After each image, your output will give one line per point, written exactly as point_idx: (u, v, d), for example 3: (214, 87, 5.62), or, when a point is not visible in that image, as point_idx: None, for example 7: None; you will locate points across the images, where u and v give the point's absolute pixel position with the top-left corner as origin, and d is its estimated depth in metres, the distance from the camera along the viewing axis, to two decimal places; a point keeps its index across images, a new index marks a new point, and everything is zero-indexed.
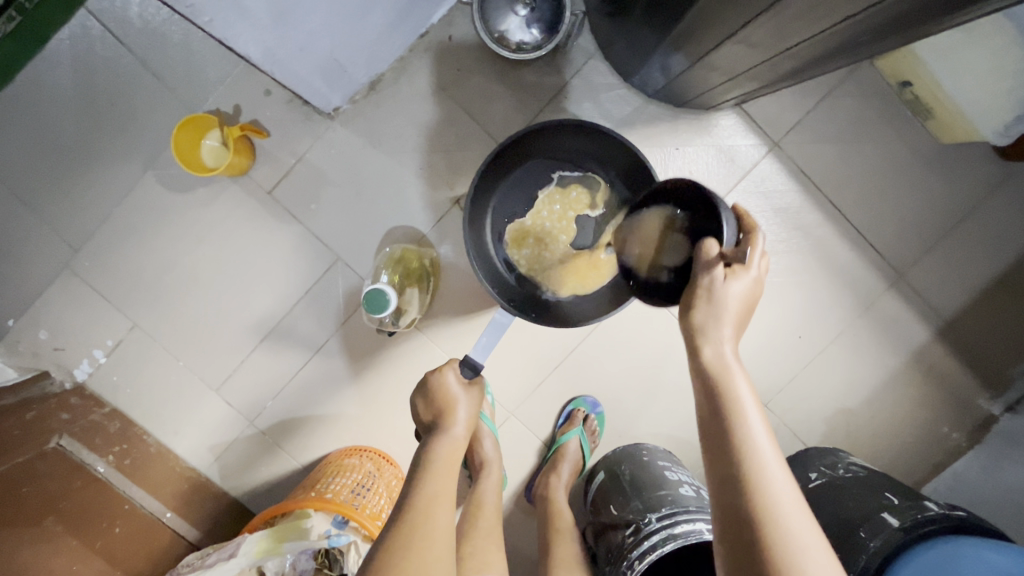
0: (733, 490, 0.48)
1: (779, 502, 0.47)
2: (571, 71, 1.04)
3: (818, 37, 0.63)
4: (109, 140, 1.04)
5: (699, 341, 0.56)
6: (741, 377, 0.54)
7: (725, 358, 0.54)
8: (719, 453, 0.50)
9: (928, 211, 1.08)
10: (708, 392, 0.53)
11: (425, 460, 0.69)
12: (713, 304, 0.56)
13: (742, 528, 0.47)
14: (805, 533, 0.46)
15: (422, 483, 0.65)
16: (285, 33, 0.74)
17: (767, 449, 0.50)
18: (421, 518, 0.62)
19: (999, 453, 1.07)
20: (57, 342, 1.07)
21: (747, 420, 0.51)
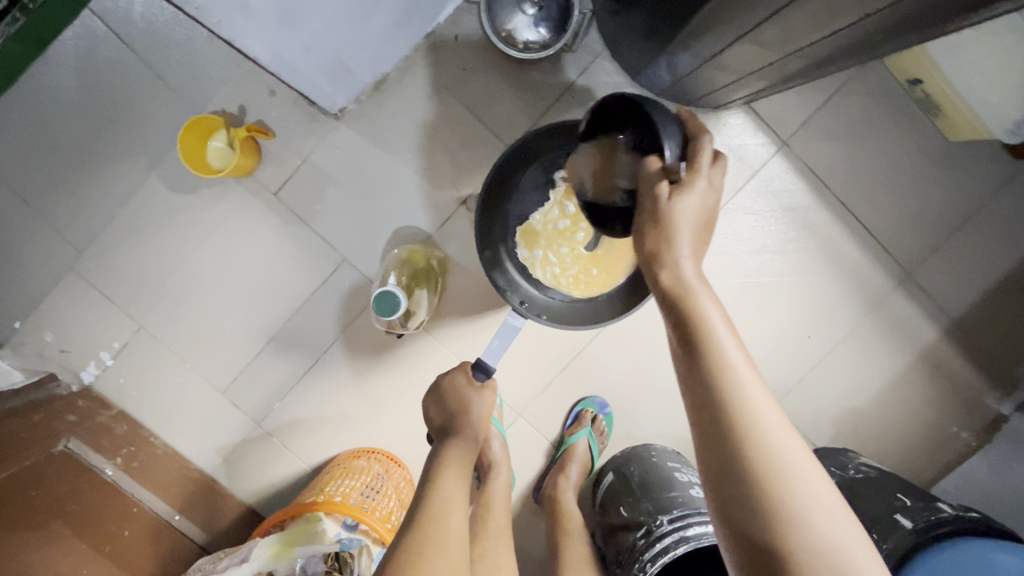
0: (710, 414, 0.49)
1: (753, 411, 0.48)
2: (578, 70, 1.03)
3: (831, 37, 0.62)
4: (114, 141, 1.03)
5: (663, 266, 0.55)
6: (707, 294, 0.53)
7: (688, 279, 0.54)
8: (690, 375, 0.51)
9: (937, 210, 1.07)
10: (676, 319, 0.53)
11: (437, 462, 0.69)
12: (668, 227, 0.55)
13: (720, 445, 0.48)
14: (780, 435, 0.48)
15: (435, 485, 0.65)
16: (292, 34, 0.73)
17: (736, 361, 0.50)
18: (434, 520, 0.61)
19: (1009, 453, 1.06)
20: (63, 344, 1.07)
21: (715, 337, 0.51)
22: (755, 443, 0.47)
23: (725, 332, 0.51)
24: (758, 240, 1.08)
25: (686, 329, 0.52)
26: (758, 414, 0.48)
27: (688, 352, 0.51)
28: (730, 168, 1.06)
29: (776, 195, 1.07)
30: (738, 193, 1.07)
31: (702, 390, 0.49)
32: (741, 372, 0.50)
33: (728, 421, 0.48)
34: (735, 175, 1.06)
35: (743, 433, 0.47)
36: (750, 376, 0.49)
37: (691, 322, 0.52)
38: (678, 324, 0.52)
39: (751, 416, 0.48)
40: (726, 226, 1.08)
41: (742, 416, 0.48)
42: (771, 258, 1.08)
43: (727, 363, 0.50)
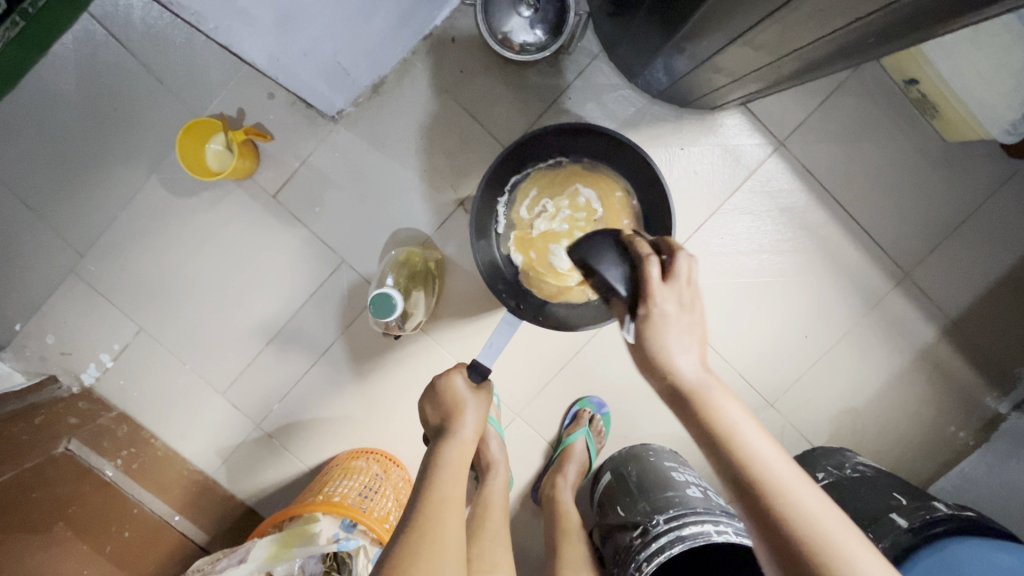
0: (762, 516, 0.47)
1: (797, 499, 0.47)
2: (575, 72, 1.04)
3: (825, 39, 0.63)
4: (113, 145, 1.04)
5: (672, 378, 0.56)
6: (718, 391, 0.55)
7: (696, 385, 0.55)
8: (726, 476, 0.50)
9: (934, 209, 1.07)
10: (696, 422, 0.54)
11: (435, 460, 0.69)
12: (665, 345, 0.57)
13: (783, 548, 0.46)
14: (833, 518, 0.47)
15: (433, 483, 0.66)
16: (289, 39, 0.73)
17: (764, 451, 0.51)
18: (431, 520, 0.62)
19: (1007, 452, 1.06)
20: (64, 347, 1.07)
21: (735, 429, 0.52)
22: (810, 531, 0.46)
23: (744, 425, 0.52)
24: (754, 240, 1.08)
25: (708, 433, 0.52)
26: (801, 500, 0.47)
27: (715, 452, 0.51)
28: (726, 169, 1.06)
29: (772, 195, 1.07)
30: (734, 194, 1.07)
31: (743, 487, 0.49)
32: (772, 460, 0.50)
33: (778, 516, 0.47)
34: (731, 176, 1.07)
35: (797, 524, 0.46)
36: (781, 463, 0.50)
37: (709, 423, 0.53)
38: (701, 429, 0.53)
39: (798, 505, 0.47)
40: (723, 227, 1.08)
41: (788, 508, 0.47)
42: (768, 258, 1.08)
43: (756, 455, 0.50)
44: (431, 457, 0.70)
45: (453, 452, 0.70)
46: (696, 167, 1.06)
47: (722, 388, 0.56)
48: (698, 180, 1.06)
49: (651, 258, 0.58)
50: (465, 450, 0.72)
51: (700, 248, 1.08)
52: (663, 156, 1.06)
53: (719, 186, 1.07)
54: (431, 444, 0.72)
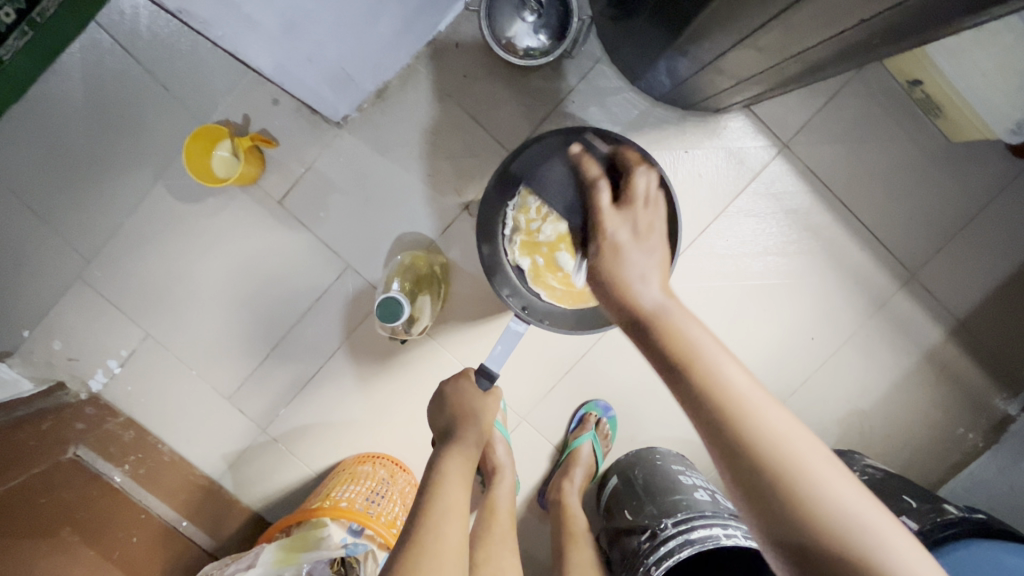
0: (717, 425, 0.49)
1: (751, 408, 0.49)
2: (579, 75, 1.04)
3: (828, 41, 0.63)
4: (120, 151, 1.04)
5: (634, 305, 0.59)
6: (680, 313, 0.57)
7: (657, 310, 0.58)
8: (681, 393, 0.52)
9: (939, 209, 1.07)
10: (656, 344, 0.55)
11: (439, 464, 0.70)
12: (622, 274, 0.62)
13: (737, 453, 0.48)
14: (782, 427, 0.49)
15: (437, 486, 0.66)
16: (295, 45, 0.74)
17: (723, 366, 0.52)
18: (435, 522, 0.62)
19: (1017, 453, 1.05)
20: (72, 352, 1.08)
21: (697, 346, 0.53)
22: (761, 439, 0.48)
23: (705, 343, 0.54)
24: (760, 242, 1.08)
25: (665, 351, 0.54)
26: (754, 410, 0.49)
27: (673, 373, 0.53)
28: (730, 171, 1.06)
29: (777, 197, 1.07)
30: (740, 196, 1.07)
31: (699, 403, 0.50)
32: (730, 375, 0.51)
33: (732, 425, 0.48)
34: (735, 178, 1.07)
35: (748, 433, 0.48)
36: (738, 375, 0.51)
37: (670, 346, 0.54)
38: (661, 354, 0.54)
39: (753, 415, 0.49)
40: (728, 229, 1.08)
41: (742, 417, 0.49)
42: (773, 260, 1.08)
43: (715, 371, 0.51)
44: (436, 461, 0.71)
45: (458, 457, 0.71)
46: (701, 170, 1.06)
47: (684, 311, 0.57)
48: (703, 183, 1.06)
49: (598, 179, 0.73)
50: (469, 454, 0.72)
51: (705, 250, 1.08)
52: (667, 160, 1.06)
53: (724, 188, 1.07)
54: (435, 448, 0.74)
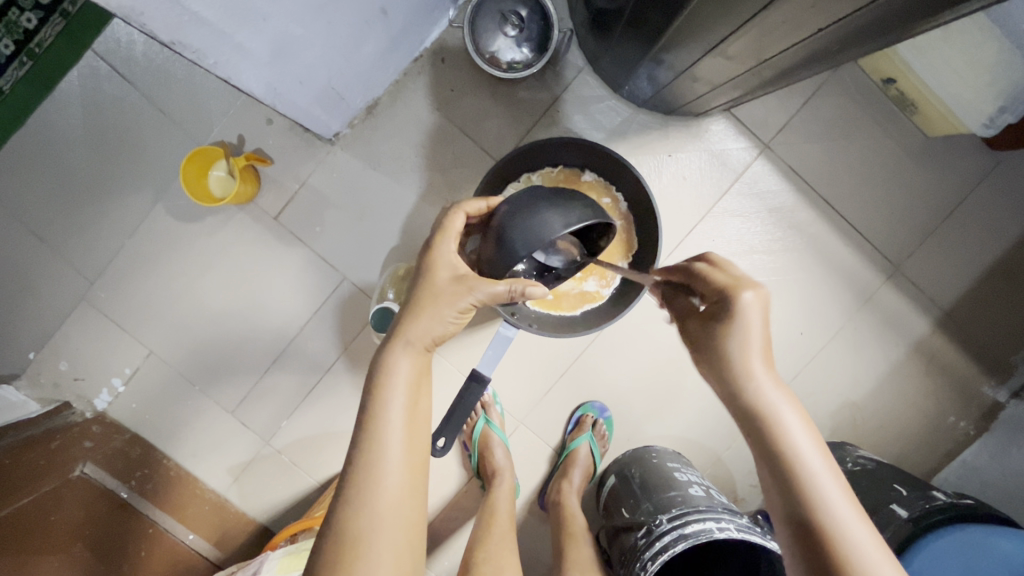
0: (799, 511, 0.49)
1: (838, 516, 0.48)
2: (562, 86, 1.07)
3: (794, 47, 0.65)
4: (119, 174, 1.07)
5: (741, 389, 0.56)
6: (790, 409, 0.54)
7: (769, 395, 0.54)
8: (772, 472, 0.52)
9: (920, 203, 1.09)
10: (756, 426, 0.54)
11: (376, 412, 0.59)
12: (739, 353, 0.57)
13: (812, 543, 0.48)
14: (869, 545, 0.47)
15: (373, 445, 0.57)
16: (285, 68, 0.77)
17: (820, 467, 0.51)
18: (366, 493, 0.55)
19: (1008, 439, 1.07)
20: (77, 372, 1.10)
21: (797, 442, 0.52)
22: (852, 558, 0.46)
23: (805, 441, 0.52)
24: (745, 241, 1.10)
25: (764, 437, 0.53)
26: (849, 528, 0.48)
27: (769, 454, 0.52)
28: (714, 172, 1.09)
29: (761, 196, 1.10)
30: (724, 196, 1.09)
31: (789, 489, 0.50)
32: (825, 480, 0.50)
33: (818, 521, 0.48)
34: (719, 178, 1.09)
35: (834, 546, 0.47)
36: (833, 476, 0.50)
37: (771, 431, 0.53)
38: (761, 432, 0.53)
39: (837, 519, 0.48)
40: (714, 228, 1.10)
41: (836, 528, 0.48)
42: (760, 258, 1.10)
43: (808, 469, 0.50)
44: (373, 410, 0.59)
45: (399, 398, 0.60)
46: (685, 172, 1.09)
47: (793, 402, 0.54)
48: (688, 185, 1.09)
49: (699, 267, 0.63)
50: (422, 374, 0.64)
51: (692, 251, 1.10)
52: (651, 164, 1.09)
53: (708, 189, 1.09)
54: (370, 386, 0.62)
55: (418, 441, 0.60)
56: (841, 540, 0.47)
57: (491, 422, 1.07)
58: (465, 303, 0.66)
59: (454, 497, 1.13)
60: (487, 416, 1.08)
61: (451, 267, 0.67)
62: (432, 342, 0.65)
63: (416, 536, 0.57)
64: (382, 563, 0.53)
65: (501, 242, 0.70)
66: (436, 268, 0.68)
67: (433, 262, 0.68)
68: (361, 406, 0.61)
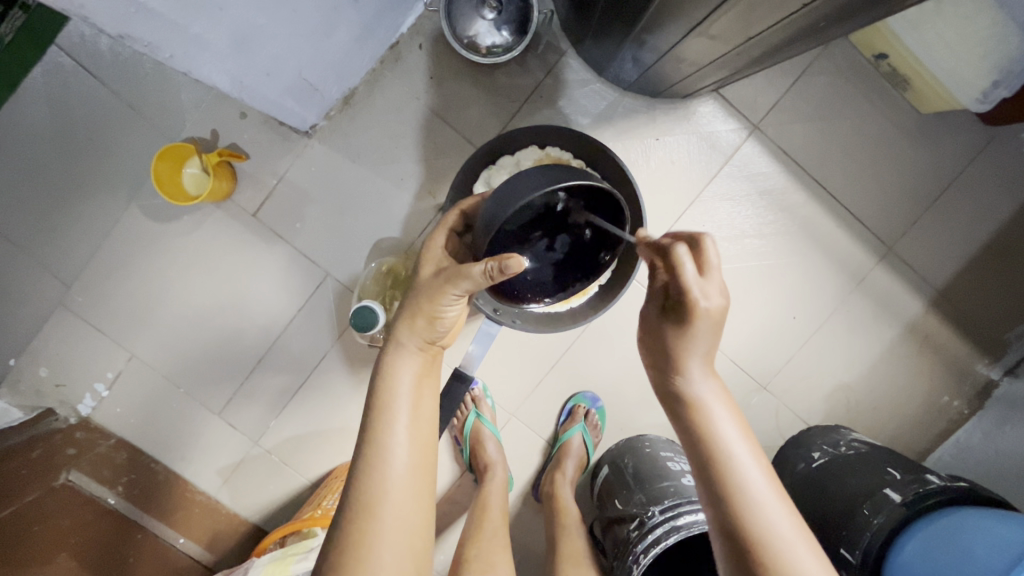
0: (716, 495, 0.53)
1: (754, 499, 0.52)
2: (544, 70, 1.04)
3: (780, 25, 0.63)
4: (90, 174, 1.04)
5: (678, 385, 0.59)
6: (715, 406, 0.57)
7: (697, 389, 0.58)
8: (696, 457, 0.56)
9: (913, 181, 1.07)
10: (683, 417, 0.58)
11: (378, 415, 0.58)
12: (679, 349, 0.58)
13: (727, 515, 0.53)
14: (788, 534, 0.51)
15: (376, 451, 0.56)
16: (249, 60, 0.74)
17: (756, 488, 0.53)
18: (370, 497, 0.54)
19: (1000, 417, 1.07)
20: (58, 379, 1.08)
21: (717, 433, 0.56)
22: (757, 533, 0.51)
23: (738, 451, 0.55)
24: (736, 225, 1.08)
25: (706, 455, 0.55)
26: (762, 510, 0.52)
27: (692, 439, 0.57)
28: (704, 154, 1.06)
29: (751, 178, 1.07)
30: (714, 179, 1.07)
31: (707, 470, 0.55)
32: (744, 464, 0.54)
33: (732, 500, 0.53)
34: (709, 161, 1.06)
35: (746, 524, 0.52)
36: (751, 468, 0.54)
37: (699, 428, 0.57)
38: (688, 426, 0.57)
39: (749, 498, 0.53)
40: (704, 214, 1.08)
41: (745, 507, 0.52)
42: (751, 242, 1.08)
43: (731, 454, 0.55)
44: (376, 413, 0.58)
45: (403, 399, 0.59)
46: (674, 156, 1.06)
47: (719, 390, 0.59)
48: (676, 169, 1.06)
49: (682, 249, 0.56)
50: (424, 374, 0.62)
51: None
52: (638, 149, 1.06)
53: (697, 172, 1.07)
54: (372, 392, 0.60)
55: (423, 443, 0.59)
56: (752, 518, 0.52)
57: (482, 416, 1.06)
58: (449, 293, 0.61)
59: (447, 491, 1.13)
60: (478, 410, 1.07)
61: (436, 260, 0.65)
62: (428, 339, 0.62)
63: (421, 539, 0.55)
64: (387, 567, 0.52)
65: (487, 220, 0.61)
66: (422, 267, 0.66)
67: (422, 260, 0.67)
68: (365, 407, 0.60)
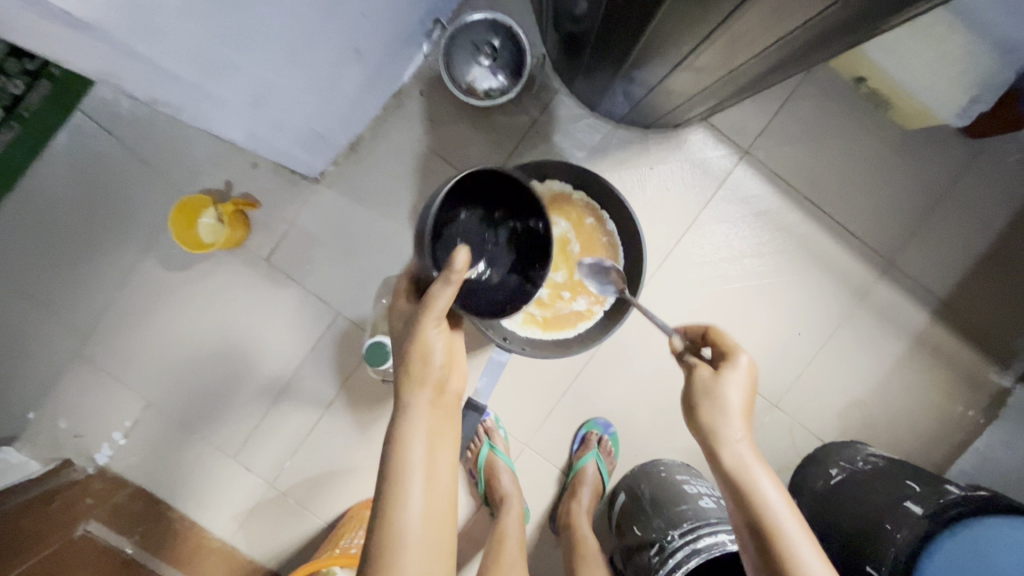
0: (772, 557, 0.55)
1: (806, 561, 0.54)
2: (540, 109, 1.09)
3: (762, 54, 0.67)
4: (109, 228, 1.08)
5: (726, 450, 0.62)
6: (762, 471, 0.61)
7: (744, 454, 0.62)
8: (747, 521, 0.58)
9: (905, 196, 1.10)
10: (730, 480, 0.61)
11: (392, 470, 0.58)
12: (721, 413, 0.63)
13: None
14: None
15: (390, 509, 0.56)
16: (264, 115, 0.79)
17: (802, 540, 0.56)
18: (390, 554, 0.54)
19: (1017, 426, 1.06)
20: (77, 429, 1.10)
21: (766, 497, 0.58)
22: None
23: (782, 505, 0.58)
24: (734, 246, 1.11)
25: (757, 517, 0.58)
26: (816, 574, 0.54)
27: (743, 504, 0.59)
28: (697, 180, 1.10)
29: (746, 201, 1.10)
30: (709, 203, 1.10)
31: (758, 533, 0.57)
32: (793, 529, 0.57)
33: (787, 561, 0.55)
34: (703, 186, 1.10)
35: None
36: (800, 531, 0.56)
37: (748, 492, 0.59)
38: (735, 487, 0.60)
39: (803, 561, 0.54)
40: (701, 237, 1.10)
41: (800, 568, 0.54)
42: (750, 262, 1.11)
43: (781, 517, 0.57)
44: (390, 469, 0.58)
45: (414, 449, 0.59)
46: (669, 183, 1.10)
47: (762, 458, 0.62)
48: (672, 196, 1.10)
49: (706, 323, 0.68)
50: (437, 420, 0.62)
51: (682, 260, 1.10)
52: (634, 178, 1.10)
53: (693, 198, 1.10)
54: (388, 446, 0.60)
55: (438, 491, 0.59)
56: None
57: (496, 448, 1.06)
58: (432, 328, 0.62)
59: (464, 527, 1.12)
60: (491, 441, 1.07)
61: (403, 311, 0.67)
62: (433, 381, 0.62)
63: None
64: None
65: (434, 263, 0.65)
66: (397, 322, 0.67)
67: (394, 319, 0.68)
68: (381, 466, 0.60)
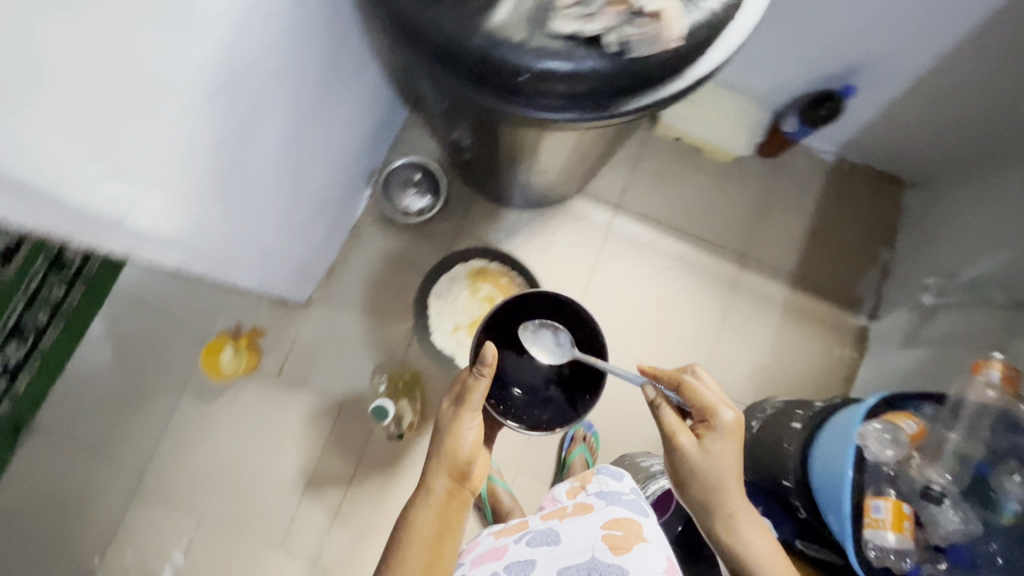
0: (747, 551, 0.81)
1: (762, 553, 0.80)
2: (462, 212, 1.45)
3: (583, 152, 1.06)
4: (146, 384, 1.35)
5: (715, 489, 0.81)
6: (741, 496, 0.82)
7: (729, 488, 0.81)
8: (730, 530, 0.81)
9: (741, 207, 1.49)
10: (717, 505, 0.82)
11: (417, 506, 0.79)
12: (710, 462, 0.81)
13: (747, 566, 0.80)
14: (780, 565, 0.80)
15: (407, 535, 0.76)
16: (270, 266, 1.11)
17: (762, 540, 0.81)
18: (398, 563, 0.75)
19: (878, 351, 1.38)
20: (141, 559, 1.29)
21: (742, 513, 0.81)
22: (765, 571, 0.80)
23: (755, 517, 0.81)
24: (631, 275, 1.45)
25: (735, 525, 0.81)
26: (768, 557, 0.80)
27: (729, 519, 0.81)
28: (590, 234, 1.46)
29: (629, 240, 1.46)
30: (604, 248, 1.46)
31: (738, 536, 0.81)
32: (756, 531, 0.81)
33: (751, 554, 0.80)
34: (596, 237, 1.46)
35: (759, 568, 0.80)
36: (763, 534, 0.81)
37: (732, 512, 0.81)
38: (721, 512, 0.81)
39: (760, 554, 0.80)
40: (605, 274, 1.45)
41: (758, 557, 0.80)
42: (646, 283, 1.45)
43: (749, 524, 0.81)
44: (416, 505, 0.79)
45: (437, 493, 0.79)
46: (570, 241, 1.46)
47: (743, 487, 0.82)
48: (575, 249, 1.45)
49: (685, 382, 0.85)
50: (458, 484, 0.81)
51: (596, 294, 1.44)
52: (543, 244, 1.45)
53: (591, 247, 1.45)
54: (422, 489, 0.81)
55: (445, 530, 0.77)
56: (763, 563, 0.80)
57: (493, 479, 1.29)
58: (469, 417, 0.82)
59: None
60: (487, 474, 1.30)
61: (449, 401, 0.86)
62: (457, 462, 0.81)
63: None
64: None
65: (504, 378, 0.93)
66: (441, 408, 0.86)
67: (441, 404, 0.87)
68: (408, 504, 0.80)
